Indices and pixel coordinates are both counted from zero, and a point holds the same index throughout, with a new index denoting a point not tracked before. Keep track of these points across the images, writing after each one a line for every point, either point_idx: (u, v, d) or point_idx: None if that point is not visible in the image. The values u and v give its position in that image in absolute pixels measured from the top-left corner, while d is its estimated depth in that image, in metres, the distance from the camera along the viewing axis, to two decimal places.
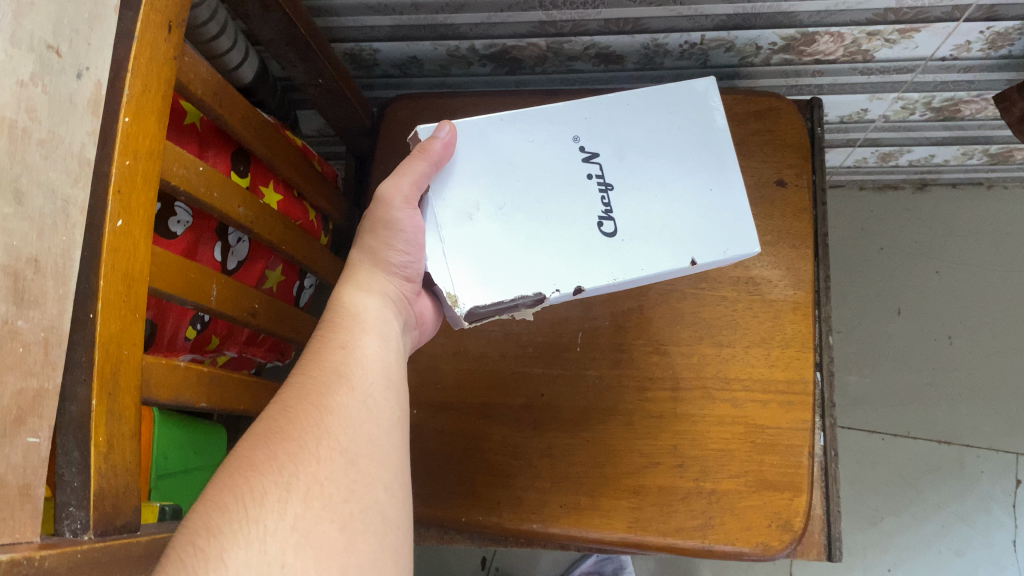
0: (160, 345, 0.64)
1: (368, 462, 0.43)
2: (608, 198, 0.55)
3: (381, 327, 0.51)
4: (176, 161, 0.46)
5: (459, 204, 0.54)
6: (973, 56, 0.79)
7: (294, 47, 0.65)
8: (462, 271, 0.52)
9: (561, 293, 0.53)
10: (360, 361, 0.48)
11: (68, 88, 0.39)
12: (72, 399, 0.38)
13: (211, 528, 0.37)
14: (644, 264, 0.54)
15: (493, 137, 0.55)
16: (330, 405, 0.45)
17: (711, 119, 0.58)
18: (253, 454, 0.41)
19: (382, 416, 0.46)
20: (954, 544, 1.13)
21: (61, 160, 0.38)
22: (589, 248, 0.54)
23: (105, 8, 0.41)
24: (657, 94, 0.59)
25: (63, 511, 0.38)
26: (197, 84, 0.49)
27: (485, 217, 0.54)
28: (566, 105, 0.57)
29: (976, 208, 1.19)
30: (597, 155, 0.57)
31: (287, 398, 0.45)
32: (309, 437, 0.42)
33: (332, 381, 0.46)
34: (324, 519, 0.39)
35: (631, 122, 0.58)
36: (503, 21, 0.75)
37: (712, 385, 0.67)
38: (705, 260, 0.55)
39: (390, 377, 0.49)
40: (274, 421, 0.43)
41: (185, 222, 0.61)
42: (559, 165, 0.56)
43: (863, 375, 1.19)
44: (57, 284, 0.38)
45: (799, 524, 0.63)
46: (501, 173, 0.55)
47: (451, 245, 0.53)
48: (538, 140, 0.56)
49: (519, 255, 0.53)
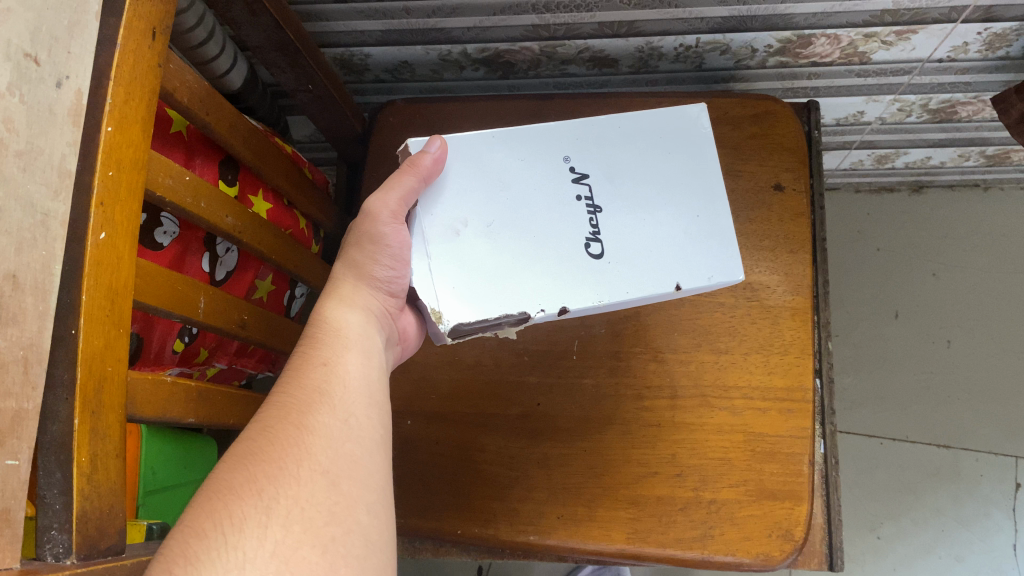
0: (147, 359, 0.63)
1: (351, 483, 0.42)
2: (597, 220, 0.55)
3: (363, 343, 0.50)
4: (161, 171, 0.44)
5: (447, 219, 0.53)
6: (971, 57, 0.78)
7: (283, 52, 0.64)
8: (446, 287, 0.51)
9: (546, 313, 0.52)
10: (343, 378, 0.47)
11: (47, 97, 0.38)
12: (54, 419, 0.37)
13: (189, 556, 0.36)
14: (630, 286, 0.53)
15: (483, 154, 0.54)
16: (312, 424, 0.44)
17: (703, 143, 0.58)
18: (232, 477, 0.40)
19: (365, 435, 0.45)
20: (954, 548, 1.12)
21: (41, 172, 0.37)
22: (576, 270, 0.53)
23: (87, 15, 0.39)
24: (650, 116, 0.58)
25: (44, 534, 0.37)
26: (182, 92, 0.47)
27: (472, 234, 0.53)
28: (558, 125, 0.56)
29: (972, 209, 1.19)
30: (586, 176, 0.56)
31: (268, 418, 0.44)
32: (290, 459, 0.41)
33: (314, 400, 0.45)
34: (305, 544, 0.38)
35: (622, 143, 0.57)
36: (495, 25, 0.74)
37: (711, 394, 0.66)
38: (690, 286, 0.54)
39: (372, 395, 0.48)
40: (255, 442, 0.42)
41: (172, 232, 0.60)
42: (549, 185, 0.55)
43: (860, 378, 1.18)
44: (37, 299, 0.37)
45: (800, 534, 0.63)
46: (490, 190, 0.54)
47: (438, 261, 0.52)
48: (530, 159, 0.55)
49: (505, 273, 0.52)
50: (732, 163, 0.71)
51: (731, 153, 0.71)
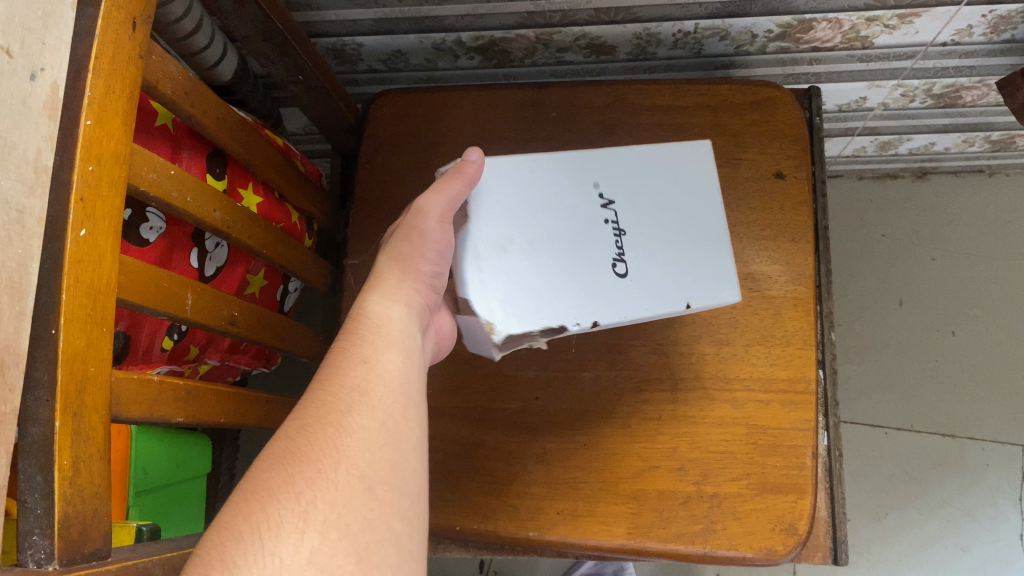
0: (136, 356, 0.62)
1: (387, 488, 0.40)
2: (622, 243, 0.54)
3: (404, 340, 0.48)
4: (145, 165, 0.43)
5: (492, 232, 0.51)
6: (975, 40, 0.76)
7: (271, 42, 0.63)
8: (495, 297, 0.49)
9: (581, 328, 0.50)
10: (383, 377, 0.45)
11: (22, 91, 0.37)
12: (34, 421, 0.35)
13: (226, 560, 0.35)
14: (649, 304, 0.53)
15: (519, 173, 0.53)
16: (350, 425, 0.42)
17: (699, 170, 0.59)
18: (268, 479, 0.38)
19: (402, 438, 0.43)
20: (960, 539, 1.11)
21: (15, 167, 0.36)
22: (603, 288, 0.52)
23: (61, 5, 0.38)
24: (657, 146, 0.59)
25: (24, 540, 0.36)
26: (165, 83, 0.46)
27: (514, 248, 0.51)
28: (585, 152, 0.56)
29: (977, 196, 1.18)
30: (613, 202, 0.55)
31: (306, 415, 0.42)
32: (328, 461, 0.39)
33: (353, 399, 0.43)
34: (339, 552, 0.36)
35: (638, 167, 0.57)
36: (490, 12, 0.72)
37: (712, 386, 0.65)
38: (698, 304, 0.55)
39: (412, 395, 0.45)
40: (293, 441, 0.40)
41: (157, 228, 0.59)
42: (579, 207, 0.54)
43: (865, 366, 1.17)
44: (13, 300, 0.35)
45: (804, 528, 0.62)
46: (528, 208, 0.53)
47: (486, 271, 0.50)
48: (561, 181, 0.54)
49: (544, 287, 0.50)
50: (732, 151, 0.70)
51: (730, 141, 0.70)
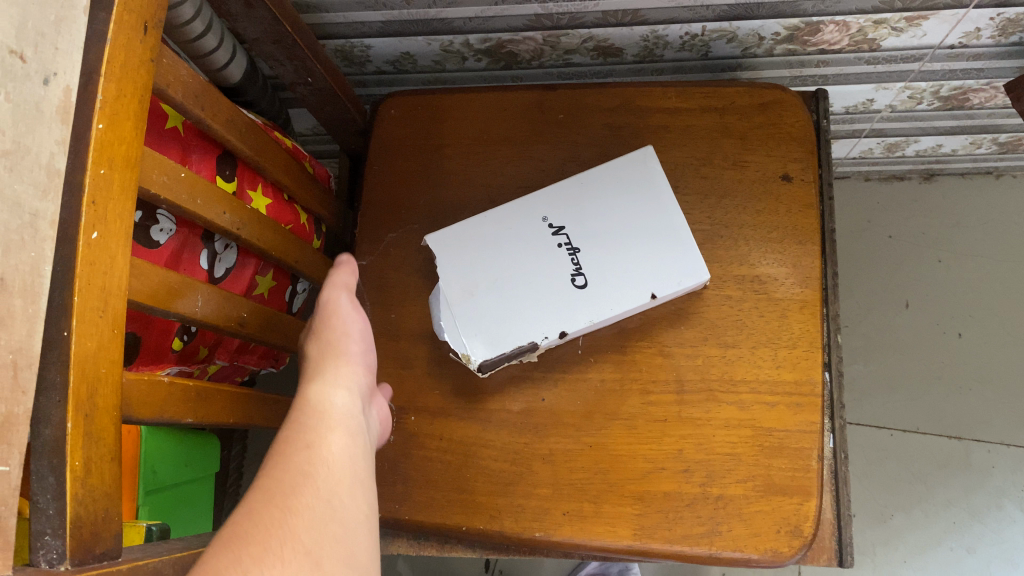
0: (146, 357, 0.63)
1: (333, 563, 0.42)
2: (578, 259, 0.67)
3: (345, 426, 0.51)
4: (155, 167, 0.43)
5: (461, 284, 0.67)
6: (983, 43, 0.76)
7: (280, 44, 0.63)
8: (471, 335, 0.65)
9: (550, 339, 0.65)
10: (326, 459, 0.47)
11: (35, 95, 0.36)
12: (45, 422, 0.36)
13: None
14: (615, 305, 0.65)
15: (475, 231, 0.68)
16: (297, 505, 0.43)
17: (655, 179, 0.68)
18: (217, 561, 0.38)
19: (348, 515, 0.45)
20: (966, 541, 1.11)
21: (29, 172, 0.35)
22: (570, 300, 0.65)
23: (74, 10, 0.38)
24: (608, 167, 0.69)
25: (37, 540, 0.36)
26: (176, 87, 0.46)
27: (482, 291, 0.66)
28: (533, 195, 0.69)
29: (985, 198, 1.17)
30: (563, 229, 0.68)
31: (252, 501, 0.43)
32: (275, 539, 0.40)
33: (298, 481, 0.45)
34: None
35: (594, 195, 0.69)
36: (497, 15, 0.72)
37: (718, 388, 0.65)
38: (663, 293, 0.65)
39: (358, 475, 0.48)
40: (241, 525, 0.41)
41: (168, 229, 0.59)
42: (533, 242, 0.68)
43: (871, 367, 1.17)
44: (26, 303, 0.35)
45: (809, 530, 0.61)
46: (487, 256, 0.67)
47: (461, 319, 0.66)
48: (517, 226, 0.68)
49: (511, 315, 0.65)
50: (738, 154, 0.70)
51: (737, 143, 0.70)
